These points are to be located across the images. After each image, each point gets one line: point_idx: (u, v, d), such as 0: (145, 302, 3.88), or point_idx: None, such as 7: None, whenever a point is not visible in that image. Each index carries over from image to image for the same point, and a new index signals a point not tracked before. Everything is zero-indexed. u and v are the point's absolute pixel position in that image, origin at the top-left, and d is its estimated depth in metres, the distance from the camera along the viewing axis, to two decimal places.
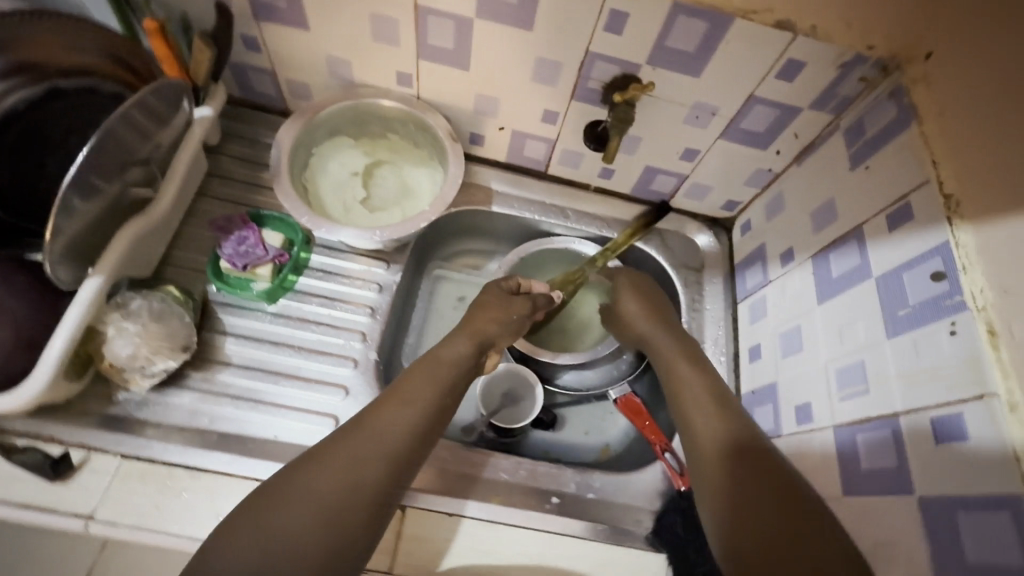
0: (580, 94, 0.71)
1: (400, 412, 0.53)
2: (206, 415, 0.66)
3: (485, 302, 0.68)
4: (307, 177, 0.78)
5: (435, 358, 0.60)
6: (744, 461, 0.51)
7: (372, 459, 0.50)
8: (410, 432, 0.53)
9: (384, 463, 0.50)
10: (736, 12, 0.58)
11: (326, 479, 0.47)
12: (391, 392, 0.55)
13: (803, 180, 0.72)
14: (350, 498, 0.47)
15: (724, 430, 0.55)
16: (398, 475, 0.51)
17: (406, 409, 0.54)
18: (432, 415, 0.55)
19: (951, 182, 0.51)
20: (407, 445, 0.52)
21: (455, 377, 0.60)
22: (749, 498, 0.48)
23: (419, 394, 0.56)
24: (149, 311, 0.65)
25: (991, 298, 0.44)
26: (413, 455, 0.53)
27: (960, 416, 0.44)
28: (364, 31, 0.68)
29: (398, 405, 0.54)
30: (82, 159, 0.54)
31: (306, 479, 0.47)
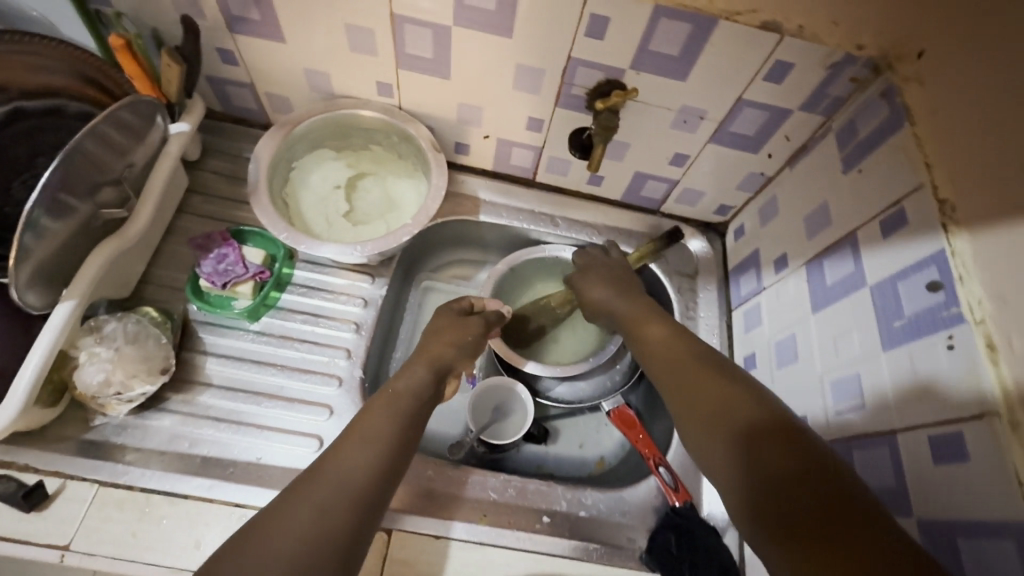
0: (563, 100, 0.69)
1: (362, 450, 0.50)
2: (186, 438, 0.65)
3: (438, 329, 0.66)
4: (289, 191, 0.77)
5: (393, 392, 0.56)
6: (758, 438, 0.45)
7: (337, 503, 0.46)
8: (375, 469, 0.49)
9: (350, 507, 0.46)
10: (720, 14, 0.56)
11: (286, 531, 0.43)
12: (349, 431, 0.52)
13: (796, 184, 0.70)
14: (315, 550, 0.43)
15: (737, 406, 0.48)
16: (366, 517, 0.47)
17: (369, 445, 0.50)
18: (398, 448, 0.52)
19: (945, 186, 0.48)
20: (373, 484, 0.48)
21: (420, 404, 0.57)
22: (769, 476, 0.42)
23: (382, 426, 0.52)
24: (123, 333, 0.64)
25: (989, 309, 0.42)
26: (382, 494, 0.49)
27: (960, 436, 0.42)
28: (340, 42, 0.67)
29: (358, 443, 0.50)
30: (48, 177, 0.53)
31: (263, 534, 0.43)
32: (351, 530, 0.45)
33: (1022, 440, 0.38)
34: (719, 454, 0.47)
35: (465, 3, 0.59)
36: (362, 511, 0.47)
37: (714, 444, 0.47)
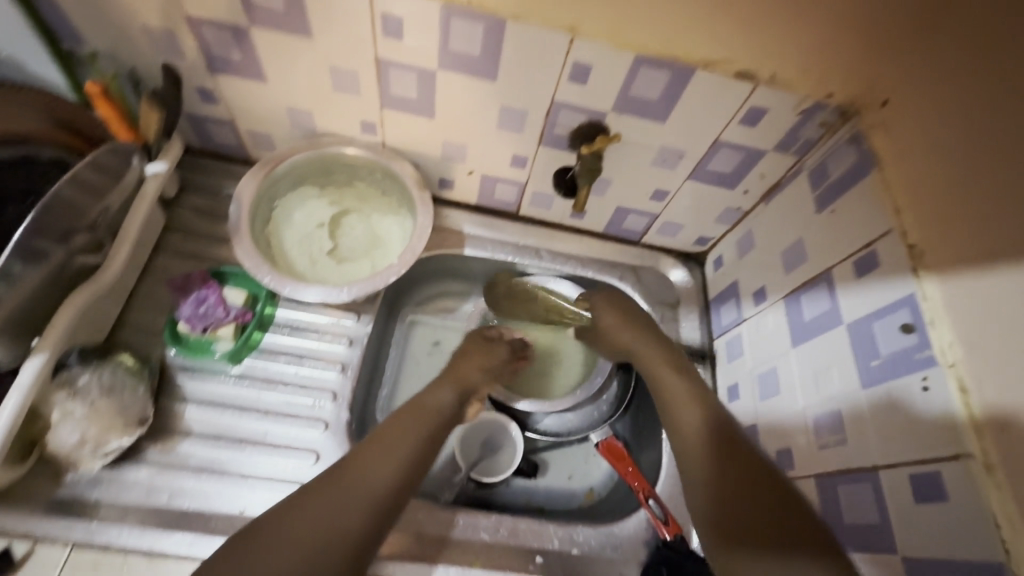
0: (547, 140, 0.71)
1: (384, 458, 0.55)
2: (164, 491, 0.63)
3: (465, 354, 0.72)
4: (271, 230, 0.76)
5: (419, 408, 0.62)
6: (728, 454, 0.55)
7: (353, 507, 0.51)
8: (393, 478, 0.55)
9: (365, 509, 0.52)
10: (696, 63, 0.58)
11: (305, 529, 0.49)
12: (374, 437, 0.57)
13: (771, 219, 0.72)
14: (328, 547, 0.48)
15: (707, 421, 0.59)
16: (378, 521, 0.52)
17: (389, 454, 0.56)
18: (418, 459, 0.58)
19: (914, 232, 0.51)
20: (390, 492, 0.54)
21: (440, 421, 0.63)
22: (737, 488, 0.52)
23: (403, 438, 0.58)
24: (98, 385, 0.61)
25: (960, 354, 0.45)
26: (394, 500, 0.54)
27: (939, 476, 0.45)
28: (323, 83, 0.67)
29: (381, 450, 0.56)
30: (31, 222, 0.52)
31: (282, 531, 0.48)
32: (364, 532, 0.51)
33: (996, 484, 0.41)
34: (686, 460, 0.58)
35: (450, 49, 0.60)
36: (376, 515, 0.52)
37: (689, 453, 0.58)
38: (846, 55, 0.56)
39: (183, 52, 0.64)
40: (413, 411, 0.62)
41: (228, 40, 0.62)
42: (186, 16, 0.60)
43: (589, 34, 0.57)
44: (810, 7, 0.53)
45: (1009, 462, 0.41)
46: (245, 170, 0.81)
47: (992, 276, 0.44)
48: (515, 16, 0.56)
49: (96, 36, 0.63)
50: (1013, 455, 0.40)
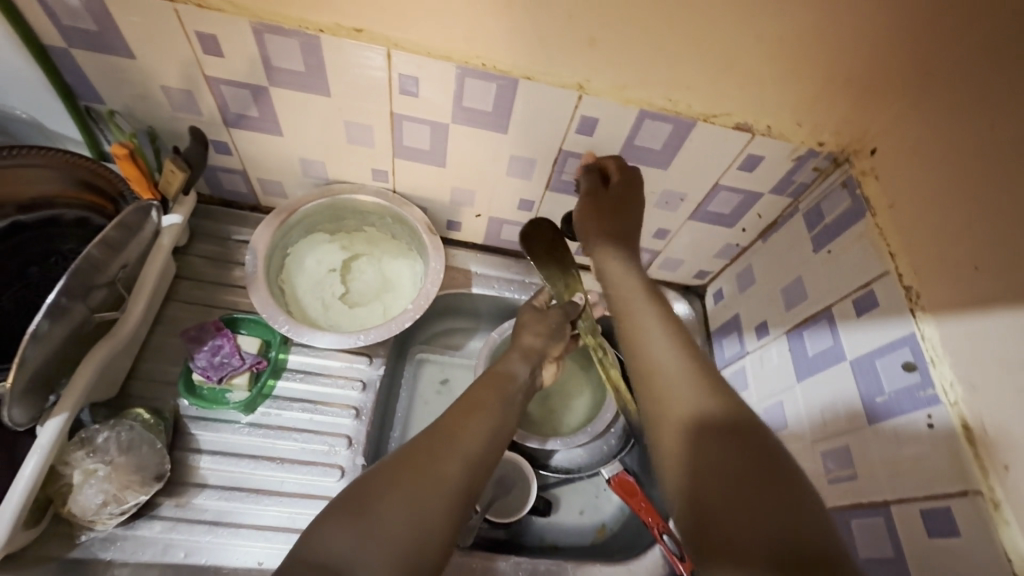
0: (554, 184, 0.73)
1: (472, 424, 0.60)
2: (181, 548, 0.63)
3: (524, 323, 0.76)
4: (284, 279, 0.78)
5: (496, 376, 0.68)
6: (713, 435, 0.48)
7: (453, 463, 0.55)
8: (482, 443, 0.59)
9: (463, 466, 0.55)
10: (697, 116, 0.62)
11: (415, 484, 0.51)
12: (462, 405, 0.62)
13: (769, 256, 0.75)
14: (435, 498, 0.51)
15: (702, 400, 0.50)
16: (473, 479, 0.55)
17: (478, 420, 0.60)
18: (495, 428, 0.62)
19: (910, 275, 0.55)
20: (479, 455, 0.57)
21: (512, 391, 0.68)
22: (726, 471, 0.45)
23: (484, 407, 0.63)
24: (117, 443, 0.62)
25: (961, 393, 0.48)
26: (486, 461, 0.58)
27: (949, 512, 0.47)
28: (338, 135, 0.69)
29: (471, 415, 0.61)
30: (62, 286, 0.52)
31: (389, 485, 0.51)
32: (462, 488, 0.54)
33: (1005, 521, 0.44)
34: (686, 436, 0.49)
35: (462, 105, 0.63)
36: (471, 473, 0.55)
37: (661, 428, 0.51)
38: (834, 110, 0.60)
39: (202, 109, 0.66)
40: (489, 385, 0.66)
41: (247, 98, 0.64)
42: (207, 77, 0.62)
43: (596, 92, 0.60)
44: (801, 67, 0.57)
45: (1014, 498, 0.43)
46: (255, 216, 0.82)
47: (989, 319, 0.47)
48: (526, 77, 0.59)
49: (116, 95, 0.65)
50: (1021, 491, 0.43)
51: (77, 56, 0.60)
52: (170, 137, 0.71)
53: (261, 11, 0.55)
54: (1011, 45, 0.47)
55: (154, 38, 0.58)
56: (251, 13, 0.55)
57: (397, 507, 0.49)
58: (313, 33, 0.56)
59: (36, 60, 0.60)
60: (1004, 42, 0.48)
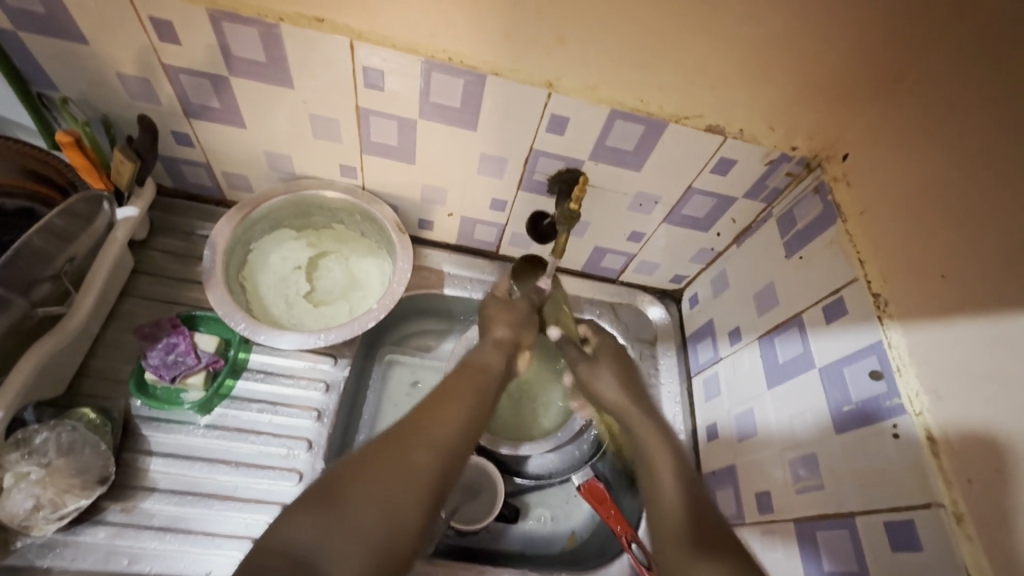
0: (527, 184, 0.71)
1: (446, 411, 0.57)
2: (124, 555, 0.60)
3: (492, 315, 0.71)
4: (246, 275, 0.75)
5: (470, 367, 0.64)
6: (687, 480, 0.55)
7: (425, 453, 0.52)
8: (456, 430, 0.56)
9: (437, 454, 0.53)
10: (669, 117, 0.60)
11: (387, 475, 0.49)
12: (438, 395, 0.59)
13: (743, 261, 0.74)
14: (407, 488, 0.49)
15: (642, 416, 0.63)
16: (449, 468, 0.53)
17: (453, 410, 0.58)
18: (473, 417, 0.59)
19: (878, 281, 0.54)
20: (452, 443, 0.55)
21: (490, 382, 0.64)
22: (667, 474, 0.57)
23: (459, 396, 0.59)
24: (57, 444, 0.59)
25: (927, 403, 0.47)
26: (461, 451, 0.55)
27: (912, 525, 0.46)
28: (303, 128, 0.67)
29: (447, 403, 0.58)
30: None
31: (357, 477, 0.49)
32: (437, 477, 0.51)
33: (968, 535, 0.43)
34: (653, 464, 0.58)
35: (431, 100, 0.61)
36: (446, 464, 0.53)
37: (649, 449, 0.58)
38: (806, 113, 0.60)
39: (161, 99, 0.64)
40: (465, 378, 0.63)
41: (207, 89, 0.62)
42: (164, 65, 0.60)
43: (566, 90, 0.59)
44: (772, 70, 0.56)
45: (978, 513, 0.42)
46: (220, 211, 0.79)
47: (954, 329, 0.46)
48: (494, 72, 0.57)
49: (70, 81, 0.62)
50: (985, 504, 0.42)
51: (28, 40, 0.58)
52: (127, 126, 0.68)
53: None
54: (988, 51, 0.47)
55: (105, 21, 0.55)
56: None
57: (368, 499, 0.48)
58: (273, 22, 0.54)
59: None
60: (981, 49, 0.47)
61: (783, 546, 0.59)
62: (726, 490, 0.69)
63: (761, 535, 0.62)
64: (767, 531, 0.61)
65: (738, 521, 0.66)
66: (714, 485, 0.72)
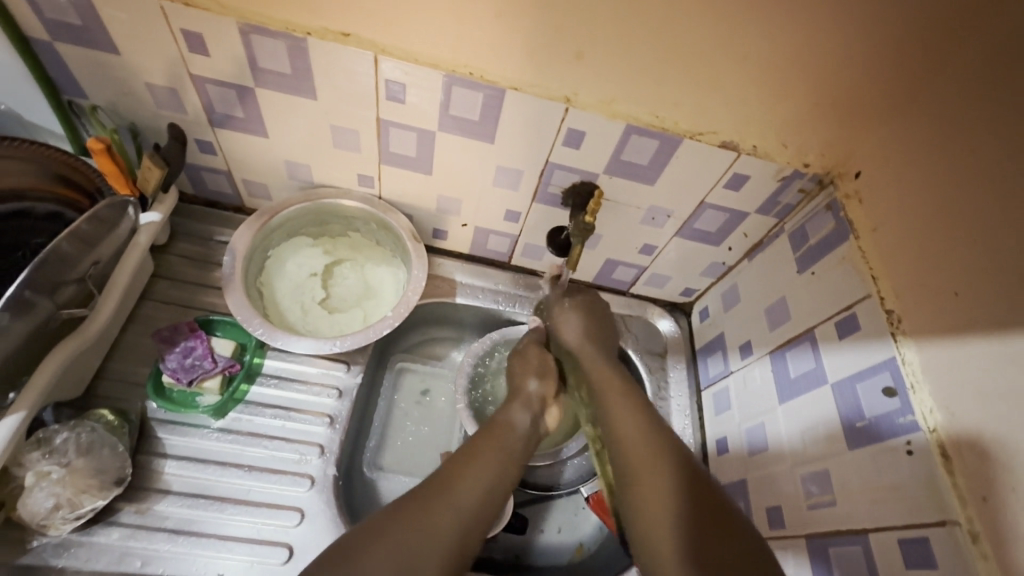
0: (541, 197, 0.73)
1: (471, 473, 0.57)
2: (137, 556, 0.61)
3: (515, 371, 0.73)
4: (263, 281, 0.77)
5: (499, 427, 0.65)
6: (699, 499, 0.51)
7: (446, 515, 0.53)
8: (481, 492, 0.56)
9: (457, 516, 0.53)
10: (684, 133, 0.62)
11: (406, 538, 0.50)
12: (461, 455, 0.60)
13: (755, 276, 0.75)
14: (427, 551, 0.50)
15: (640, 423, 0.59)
16: (468, 527, 0.53)
17: (478, 471, 0.58)
18: (497, 475, 0.59)
19: (891, 298, 0.54)
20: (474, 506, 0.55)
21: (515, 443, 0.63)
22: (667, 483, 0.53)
23: (485, 457, 0.60)
24: (76, 445, 0.60)
25: (940, 420, 0.48)
26: (486, 512, 0.56)
27: (926, 542, 0.46)
28: (323, 138, 0.68)
29: (469, 465, 0.58)
30: (23, 278, 0.51)
31: (376, 544, 0.49)
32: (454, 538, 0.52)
33: (983, 555, 0.43)
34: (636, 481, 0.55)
35: (450, 114, 0.63)
36: (467, 524, 0.53)
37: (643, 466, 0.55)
38: (818, 132, 0.61)
39: (187, 108, 0.65)
40: (489, 436, 0.63)
41: (232, 99, 0.64)
42: (192, 75, 0.61)
43: (583, 104, 0.60)
44: (786, 89, 0.57)
45: (993, 531, 0.42)
46: (239, 217, 0.81)
47: (967, 347, 0.47)
48: (513, 87, 0.59)
49: (99, 89, 0.64)
50: (998, 524, 0.42)
51: (62, 49, 0.60)
52: (153, 133, 0.70)
53: (248, 12, 0.54)
54: (1000, 73, 0.47)
55: (139, 33, 0.57)
56: (239, 13, 0.55)
57: (386, 561, 0.48)
58: (300, 36, 0.56)
59: (19, 50, 0.59)
60: (993, 70, 0.48)
61: (794, 562, 0.59)
62: (737, 504, 0.69)
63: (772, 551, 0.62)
64: (778, 548, 0.61)
65: None
66: None
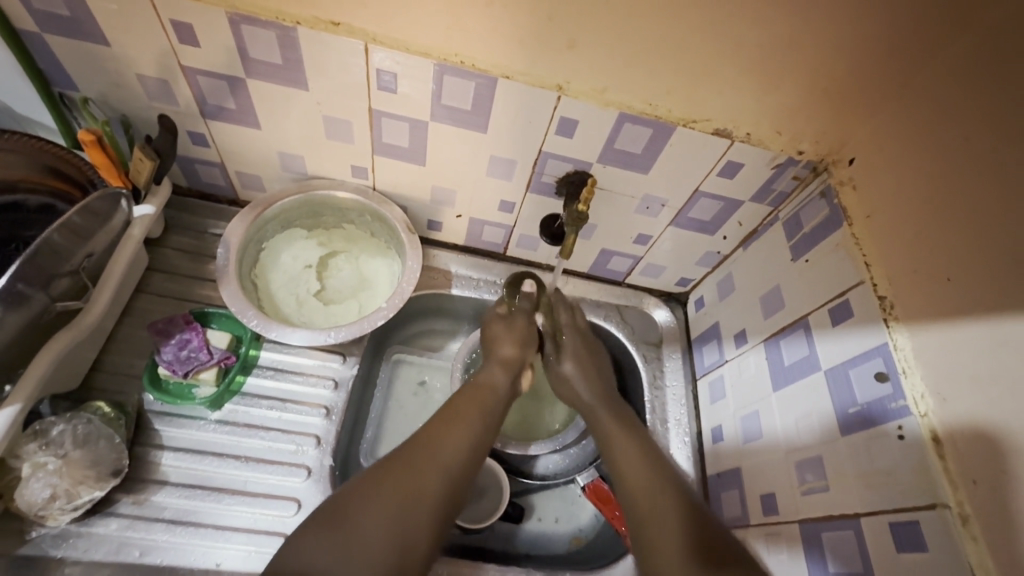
0: (535, 186, 0.72)
1: (451, 433, 0.59)
2: (136, 546, 0.61)
3: (494, 337, 0.73)
4: (258, 274, 0.77)
5: (478, 388, 0.66)
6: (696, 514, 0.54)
7: (433, 475, 0.54)
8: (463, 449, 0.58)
9: (443, 475, 0.55)
10: (676, 121, 0.61)
11: (393, 497, 0.51)
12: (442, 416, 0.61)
13: (749, 265, 0.75)
14: (416, 506, 0.51)
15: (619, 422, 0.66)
16: (454, 487, 0.55)
17: (459, 431, 0.59)
18: (476, 438, 0.60)
19: (884, 285, 0.54)
20: (457, 465, 0.57)
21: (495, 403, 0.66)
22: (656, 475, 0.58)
23: (463, 415, 0.62)
24: (72, 437, 0.60)
25: (932, 405, 0.48)
26: (467, 467, 0.58)
27: (917, 526, 0.46)
28: (316, 129, 0.68)
29: (451, 426, 0.60)
30: (13, 270, 0.51)
31: (366, 499, 0.50)
32: (445, 495, 0.54)
33: (973, 536, 0.43)
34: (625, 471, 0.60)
35: (442, 103, 0.62)
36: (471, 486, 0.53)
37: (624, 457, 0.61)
38: (812, 119, 0.60)
39: (178, 100, 0.65)
40: (468, 398, 0.64)
41: (224, 90, 0.63)
42: (183, 66, 0.61)
43: (575, 93, 0.60)
44: (780, 75, 0.57)
45: (982, 514, 0.43)
46: (232, 210, 0.81)
47: (959, 333, 0.47)
48: (505, 75, 0.59)
49: (91, 82, 0.64)
50: (989, 506, 0.42)
51: (51, 41, 0.59)
52: (145, 126, 0.70)
53: (238, 2, 0.54)
54: (999, 57, 0.47)
55: (129, 24, 0.57)
56: (228, 2, 0.54)
57: (377, 515, 0.49)
58: (290, 25, 0.56)
59: (8, 43, 0.59)
60: (995, 53, 0.47)
61: (788, 547, 0.59)
62: (732, 491, 0.70)
63: (765, 536, 0.62)
64: (772, 533, 0.61)
65: (744, 522, 0.66)
66: (720, 486, 0.72)
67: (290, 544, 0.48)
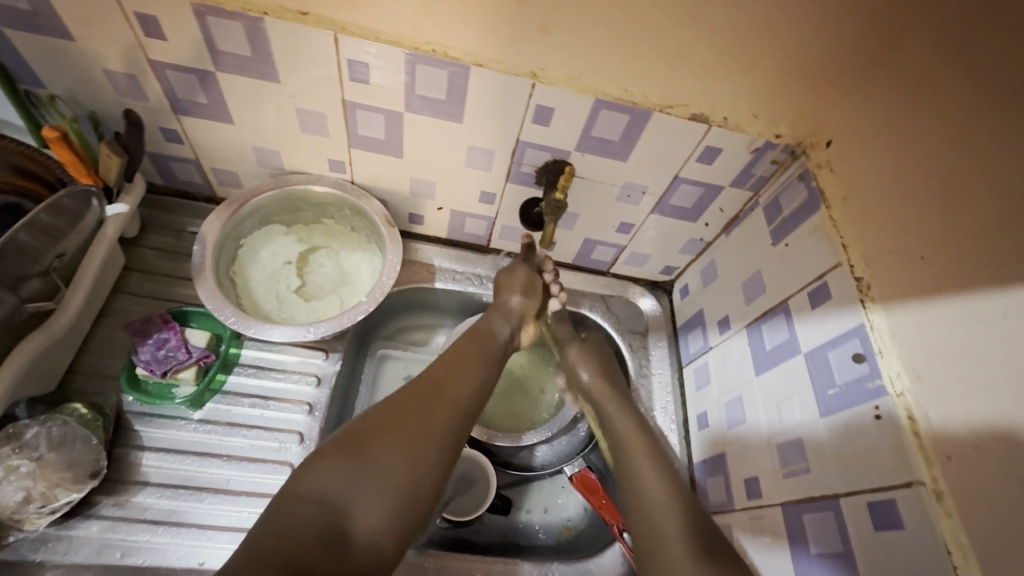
0: (514, 176, 0.72)
1: (460, 375, 0.62)
2: (117, 548, 0.61)
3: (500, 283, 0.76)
4: (236, 271, 0.76)
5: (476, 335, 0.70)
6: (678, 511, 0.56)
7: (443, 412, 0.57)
8: (471, 394, 0.61)
9: (453, 412, 0.58)
10: (653, 107, 0.61)
11: (410, 429, 0.54)
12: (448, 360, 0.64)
13: (731, 251, 0.75)
14: (428, 439, 0.55)
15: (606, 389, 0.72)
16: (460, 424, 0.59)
17: (466, 372, 0.63)
18: (481, 381, 0.64)
19: (860, 266, 0.54)
20: (467, 402, 0.60)
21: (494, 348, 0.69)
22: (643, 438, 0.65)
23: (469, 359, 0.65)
24: (48, 439, 0.60)
25: (908, 383, 0.48)
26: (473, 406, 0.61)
27: (894, 503, 0.47)
28: (291, 123, 0.67)
29: (459, 368, 0.63)
30: None
31: (383, 432, 0.53)
32: (452, 432, 0.57)
33: (947, 512, 0.43)
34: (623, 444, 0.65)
35: (417, 93, 0.62)
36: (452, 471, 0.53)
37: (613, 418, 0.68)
38: (788, 101, 0.60)
39: (148, 95, 0.64)
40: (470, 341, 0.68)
41: (194, 84, 0.62)
42: (150, 60, 0.60)
43: (550, 80, 0.59)
44: (754, 57, 0.56)
45: (956, 488, 0.43)
46: (210, 208, 0.80)
47: (937, 308, 0.47)
48: (478, 64, 0.58)
49: (57, 79, 0.63)
50: (963, 480, 0.43)
51: (12, 37, 0.58)
52: (115, 122, 0.68)
53: None
54: (971, 32, 0.46)
55: (91, 17, 0.56)
56: None
57: (394, 448, 0.52)
58: (257, 16, 0.55)
59: None
60: (968, 27, 0.47)
61: (771, 530, 0.59)
62: (717, 478, 0.70)
63: (749, 521, 0.62)
64: (755, 516, 0.62)
65: (728, 507, 0.66)
66: (705, 472, 0.72)
67: (307, 466, 0.50)
